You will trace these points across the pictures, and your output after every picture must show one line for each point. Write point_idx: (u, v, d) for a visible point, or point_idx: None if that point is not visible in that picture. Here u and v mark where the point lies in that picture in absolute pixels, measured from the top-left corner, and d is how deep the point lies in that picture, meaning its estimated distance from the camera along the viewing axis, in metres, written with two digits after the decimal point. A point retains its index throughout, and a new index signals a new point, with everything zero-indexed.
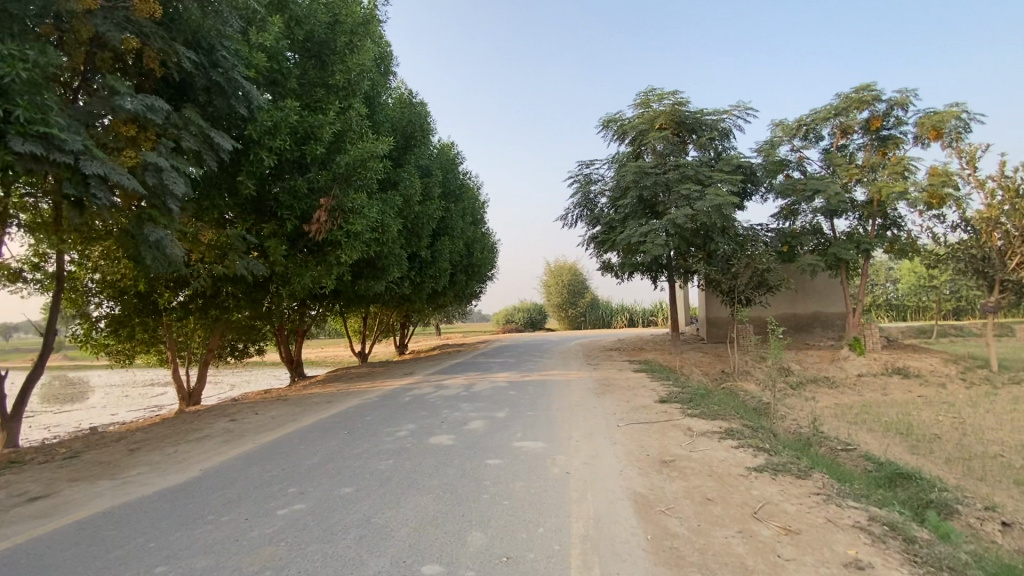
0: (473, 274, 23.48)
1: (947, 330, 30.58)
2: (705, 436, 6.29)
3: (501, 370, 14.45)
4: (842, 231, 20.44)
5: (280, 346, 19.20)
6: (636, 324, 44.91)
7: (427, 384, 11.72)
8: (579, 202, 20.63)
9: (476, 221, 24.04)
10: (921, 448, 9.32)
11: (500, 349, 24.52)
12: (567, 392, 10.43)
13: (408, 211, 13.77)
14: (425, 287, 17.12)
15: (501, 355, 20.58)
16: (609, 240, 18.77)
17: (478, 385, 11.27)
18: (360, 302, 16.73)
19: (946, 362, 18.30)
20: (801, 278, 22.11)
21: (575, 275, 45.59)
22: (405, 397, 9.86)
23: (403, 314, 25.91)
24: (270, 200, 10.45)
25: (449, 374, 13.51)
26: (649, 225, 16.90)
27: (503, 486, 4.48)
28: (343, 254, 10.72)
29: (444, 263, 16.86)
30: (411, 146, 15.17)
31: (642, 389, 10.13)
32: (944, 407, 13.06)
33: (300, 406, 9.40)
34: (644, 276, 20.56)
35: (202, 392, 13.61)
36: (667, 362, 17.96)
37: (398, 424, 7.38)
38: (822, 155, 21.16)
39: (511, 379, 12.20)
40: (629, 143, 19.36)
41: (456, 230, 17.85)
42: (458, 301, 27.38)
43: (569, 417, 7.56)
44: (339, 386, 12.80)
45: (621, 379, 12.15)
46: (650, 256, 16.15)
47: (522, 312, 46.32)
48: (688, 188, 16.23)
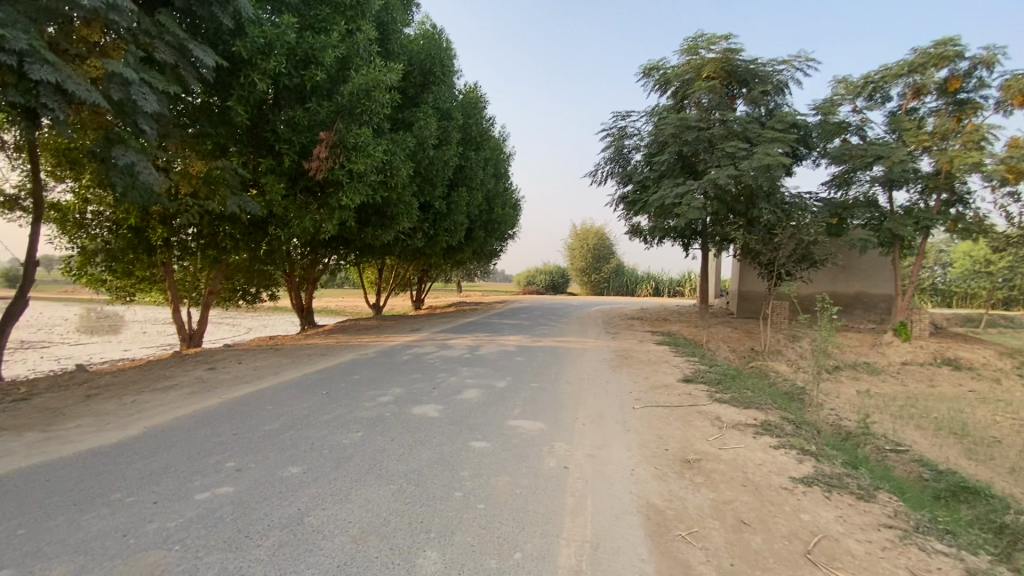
0: (493, 231, 22.46)
1: (999, 321, 28.30)
2: (737, 429, 5.30)
3: (513, 333, 13.57)
4: (901, 204, 18.44)
5: (291, 294, 18.67)
6: (661, 294, 43.43)
7: (431, 342, 10.94)
8: (610, 157, 19.14)
9: (499, 175, 22.77)
10: (981, 452, 8.13)
11: (517, 310, 23.66)
12: (579, 361, 9.50)
13: (422, 155, 12.69)
14: (440, 240, 16.20)
15: (516, 316, 19.72)
16: (641, 200, 17.37)
17: (484, 348, 10.43)
18: (371, 252, 15.95)
19: (1002, 355, 16.64)
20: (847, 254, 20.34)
21: (601, 239, 44.00)
22: (403, 355, 9.09)
23: (420, 268, 25.16)
24: (267, 131, 9.56)
25: (456, 333, 12.71)
26: (685, 185, 15.40)
27: (482, 480, 3.61)
28: (344, 195, 9.80)
29: (461, 215, 15.83)
30: (431, 84, 13.90)
31: (664, 365, 9.12)
32: (1002, 405, 11.68)
33: (290, 358, 8.73)
34: (675, 242, 19.16)
35: (203, 334, 13.30)
36: (692, 335, 16.83)
37: (385, 386, 6.59)
38: (886, 119, 18.90)
39: (520, 343, 11.32)
40: (671, 94, 17.62)
41: (475, 181, 16.72)
42: (476, 259, 26.40)
43: (577, 393, 6.64)
44: (341, 338, 12.16)
45: (641, 351, 11.12)
46: (685, 219, 14.75)
47: (544, 275, 45.26)
48: (734, 146, 14.61)
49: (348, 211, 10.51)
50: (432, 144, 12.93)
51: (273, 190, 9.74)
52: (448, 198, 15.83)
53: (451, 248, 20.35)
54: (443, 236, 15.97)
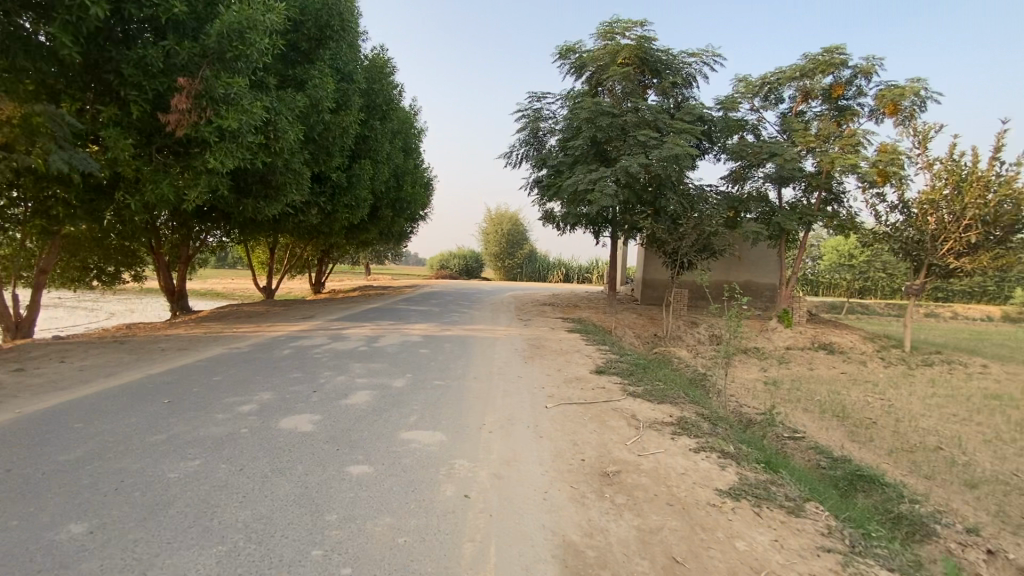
0: (401, 211, 21.00)
1: (857, 307, 32.07)
2: (654, 429, 4.90)
3: (419, 320, 12.58)
4: (789, 200, 19.82)
5: (158, 275, 15.96)
6: (572, 280, 44.31)
7: (323, 331, 9.67)
8: (525, 139, 18.55)
9: (408, 151, 21.30)
10: (861, 434, 8.68)
11: (426, 295, 22.54)
12: (489, 351, 8.81)
13: (315, 119, 11.14)
14: (338, 218, 14.64)
15: (424, 302, 18.62)
16: (555, 185, 17.01)
17: (385, 338, 9.40)
18: (256, 228, 14.01)
19: (865, 340, 18.63)
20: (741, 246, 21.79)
21: (515, 224, 43.77)
22: (285, 348, 7.84)
23: (320, 248, 23.09)
24: (109, 72, 7.65)
25: (355, 320, 11.47)
26: (599, 171, 15.20)
27: (356, 525, 2.76)
28: (212, 158, 8.17)
29: (363, 191, 14.37)
30: (328, 39, 12.27)
31: (577, 355, 8.71)
32: (869, 386, 12.87)
33: (137, 353, 7.13)
34: (587, 229, 19.14)
35: (34, 323, 10.59)
36: (601, 322, 16.90)
37: (254, 389, 5.42)
38: (779, 119, 20.17)
39: (425, 332, 10.41)
40: (587, 78, 17.33)
41: (380, 154, 15.29)
42: (382, 240, 24.72)
43: (484, 391, 5.92)
44: (214, 327, 10.43)
45: (553, 340, 10.68)
46: (597, 206, 14.53)
47: (457, 259, 44.20)
48: (647, 134, 14.56)
49: (220, 177, 8.87)
50: (327, 106, 11.40)
51: (118, 146, 7.88)
52: (348, 170, 14.27)
53: (353, 227, 18.67)
54: (343, 213, 14.43)
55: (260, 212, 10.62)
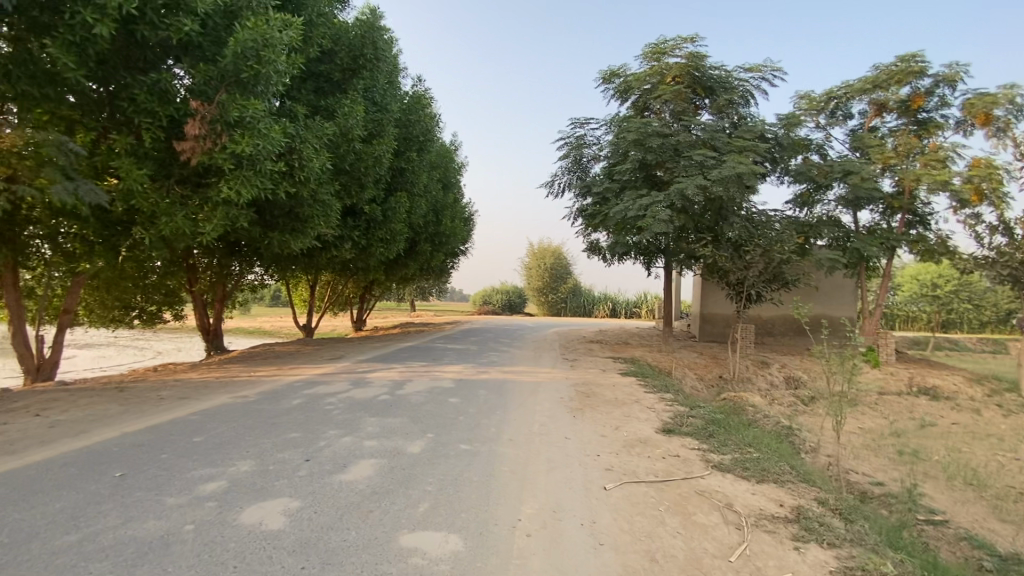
0: (440, 245, 20.28)
1: (945, 343, 28.44)
2: (763, 528, 3.44)
3: (455, 361, 11.45)
4: (864, 224, 17.72)
5: (195, 313, 15.68)
6: (619, 315, 42.41)
7: (345, 375, 8.69)
8: (568, 167, 17.61)
9: (447, 185, 20.77)
10: (1017, 514, 6.65)
11: (466, 332, 21.52)
12: (530, 400, 7.50)
13: (345, 147, 10.58)
14: (375, 253, 13.95)
15: (462, 340, 17.54)
16: (601, 213, 15.79)
17: (412, 382, 8.28)
18: (290, 263, 13.49)
19: (972, 382, 15.93)
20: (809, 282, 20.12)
21: (559, 258, 42.69)
22: (296, 398, 6.83)
23: (360, 285, 22.68)
24: (124, 100, 7.27)
25: (384, 362, 10.46)
26: (649, 196, 13.89)
27: None
28: (225, 186, 7.55)
29: (399, 224, 13.66)
30: (362, 69, 11.87)
31: (636, 406, 7.26)
32: (996, 442, 10.53)
33: (131, 402, 6.29)
34: (637, 260, 17.69)
35: (56, 364, 10.33)
36: (656, 363, 15.24)
37: (235, 455, 4.35)
38: (849, 136, 18.34)
39: (459, 376, 9.25)
40: (633, 102, 16.32)
41: (417, 187, 14.66)
42: (421, 276, 24.11)
43: (522, 459, 4.62)
44: (234, 370, 9.65)
45: (605, 384, 9.25)
46: (649, 234, 13.17)
47: (500, 295, 43.38)
48: (702, 154, 13.21)
49: (239, 209, 8.26)
50: (359, 135, 10.84)
51: (133, 176, 7.40)
52: (383, 203, 13.66)
53: (391, 262, 18.05)
54: (380, 248, 13.72)
55: (287, 247, 9.99)
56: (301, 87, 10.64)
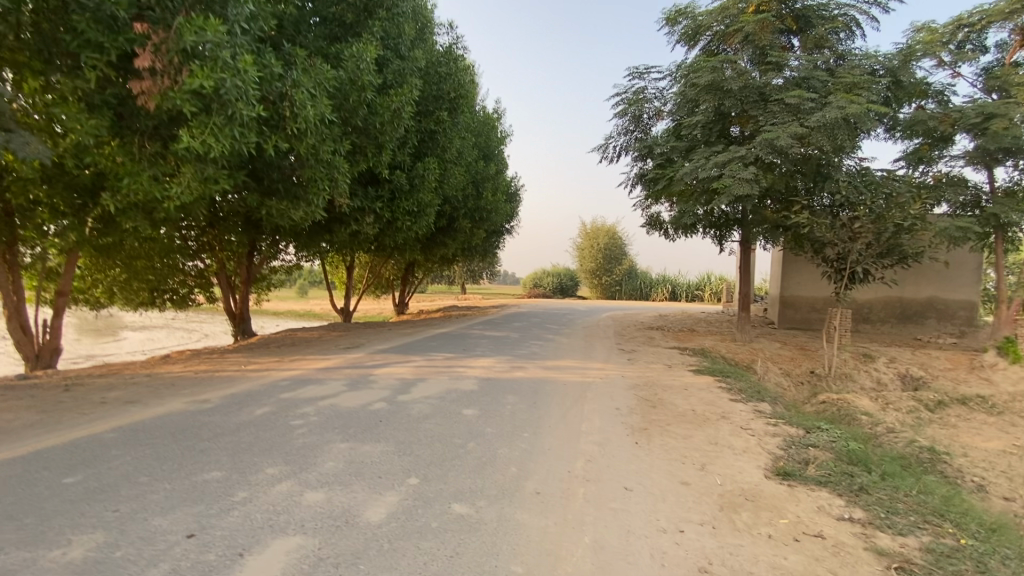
0: (481, 221, 18.38)
1: None
2: None
3: (488, 351, 9.67)
4: (1001, 184, 14.17)
5: (222, 297, 14.73)
6: (679, 298, 39.31)
7: (349, 371, 7.11)
8: (626, 127, 15.21)
9: (487, 156, 18.81)
10: None
11: (510, 317, 19.73)
12: (575, 410, 5.56)
13: (358, 99, 8.90)
14: (402, 228, 12.29)
15: (504, 325, 15.76)
16: (665, 177, 13.37)
17: (425, 380, 6.55)
18: (309, 236, 12.14)
19: None
20: (927, 266, 17.31)
21: (613, 238, 39.97)
22: (268, 404, 5.25)
23: (400, 265, 21.48)
24: (63, 29, 5.81)
25: (403, 353, 8.86)
26: (728, 151, 11.33)
27: None
28: (184, 134, 5.99)
29: (428, 194, 11.87)
30: (378, 7, 10.08)
31: (726, 427, 5.16)
32: None
33: (59, 410, 4.94)
34: (708, 232, 15.15)
35: (57, 349, 9.49)
36: (732, 356, 12.84)
37: (88, 521, 2.73)
38: (981, 75, 14.72)
39: (488, 373, 7.43)
40: (703, 45, 13.64)
41: (450, 152, 12.84)
42: (464, 257, 22.51)
43: (551, 543, 2.73)
44: (232, 361, 8.35)
45: (676, 387, 7.15)
46: (728, 198, 10.66)
47: (552, 277, 41.34)
48: (799, 95, 10.43)
49: (217, 167, 6.75)
50: (373, 84, 9.10)
51: (84, 127, 6.04)
52: (409, 170, 11.91)
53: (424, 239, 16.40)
54: (407, 223, 12.05)
55: (288, 217, 8.51)
56: (305, 30, 9.02)
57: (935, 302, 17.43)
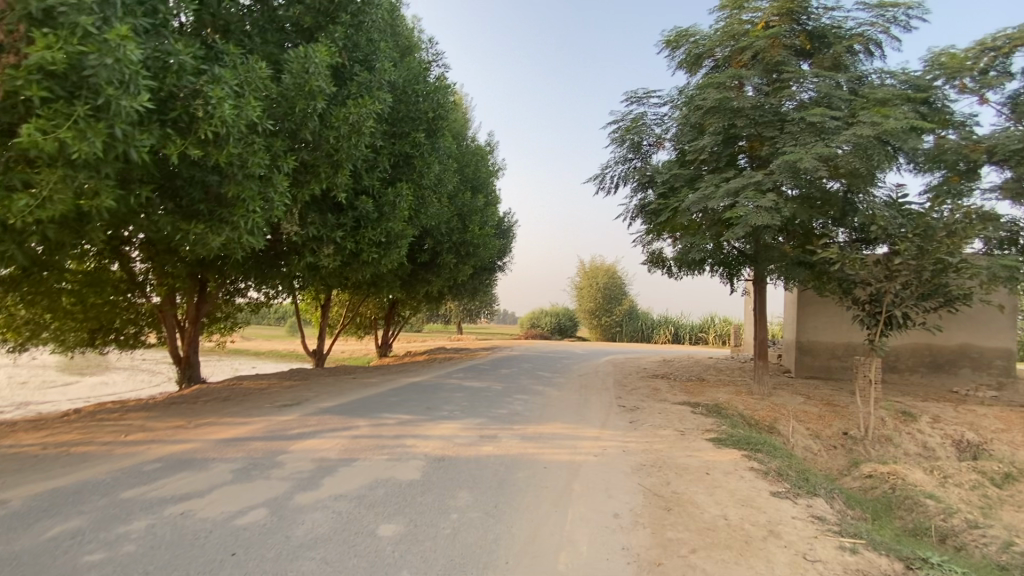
0: (468, 257, 16.63)
1: None
2: None
3: (456, 410, 7.86)
4: None
5: (168, 339, 12.95)
6: (682, 340, 37.45)
7: (256, 446, 5.33)
8: (625, 155, 13.86)
9: (476, 187, 17.39)
10: None
11: (500, 362, 17.91)
12: (552, 522, 3.77)
13: (307, 107, 7.48)
14: (369, 263, 10.65)
15: (490, 372, 13.95)
16: (668, 208, 11.93)
17: (352, 464, 4.78)
18: (262, 271, 10.55)
19: None
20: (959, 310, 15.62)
21: (613, 277, 38.50)
22: (87, 516, 3.51)
23: (382, 304, 19.87)
24: None
25: (348, 415, 7.06)
26: (741, 177, 9.91)
27: None
28: (32, 128, 4.54)
29: (399, 223, 10.26)
30: (341, 12, 8.84)
31: (780, 559, 3.35)
32: None
33: None
34: (718, 269, 13.57)
35: None
36: (751, 414, 10.99)
37: None
38: (1009, 102, 13.42)
39: (444, 446, 5.63)
40: (707, 71, 12.42)
41: (428, 178, 11.35)
42: (450, 295, 20.84)
43: None
44: (129, 424, 6.59)
45: (693, 471, 5.34)
46: (743, 229, 9.12)
47: (550, 317, 39.65)
48: (821, 113, 9.06)
49: (95, 175, 5.28)
50: (326, 92, 7.70)
51: None
52: (379, 196, 10.39)
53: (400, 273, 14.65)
54: (375, 257, 10.38)
55: (207, 244, 6.95)
56: (250, 34, 7.78)
57: (970, 350, 15.69)
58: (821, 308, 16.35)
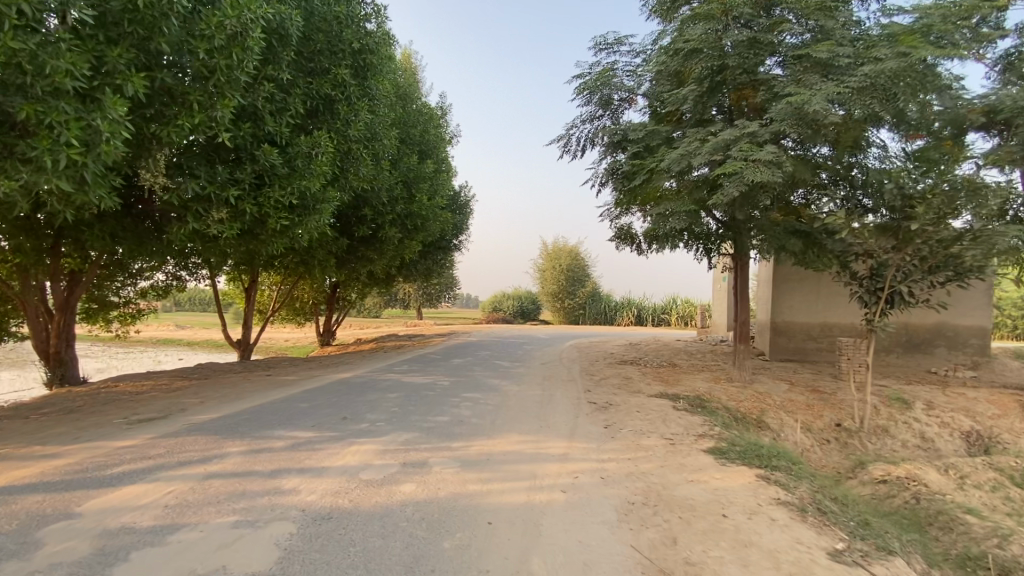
0: (415, 231, 14.48)
1: None
2: None
3: (380, 418, 6.00)
4: None
5: (31, 330, 10.40)
6: (645, 322, 36.69)
7: (29, 504, 3.34)
8: (592, 113, 12.05)
9: (423, 152, 15.22)
10: None
11: (455, 350, 16.06)
12: None
13: (158, 1, 5.30)
14: (279, 232, 8.53)
15: (440, 363, 12.08)
16: (642, 168, 10.26)
17: (172, 540, 2.91)
18: (136, 241, 8.24)
19: None
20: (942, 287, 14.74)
21: (576, 258, 37.07)
22: None
23: (320, 287, 17.54)
24: None
25: (221, 436, 5.07)
26: (732, 128, 8.30)
27: None
28: None
29: (316, 181, 8.17)
30: None
31: None
32: None
33: None
34: (696, 242, 12.07)
35: None
36: (736, 406, 9.62)
37: None
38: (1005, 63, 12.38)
39: (341, 487, 3.78)
40: (688, 11, 10.66)
41: (356, 127, 9.22)
42: (398, 276, 18.68)
43: None
44: None
45: (704, 514, 3.70)
46: (737, 187, 7.48)
47: (511, 300, 37.91)
48: (829, 46, 7.52)
49: None
50: None
51: None
52: (288, 146, 8.20)
53: (329, 241, 12.48)
54: (285, 224, 8.28)
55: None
56: None
57: (944, 328, 15.01)
58: (797, 287, 15.30)
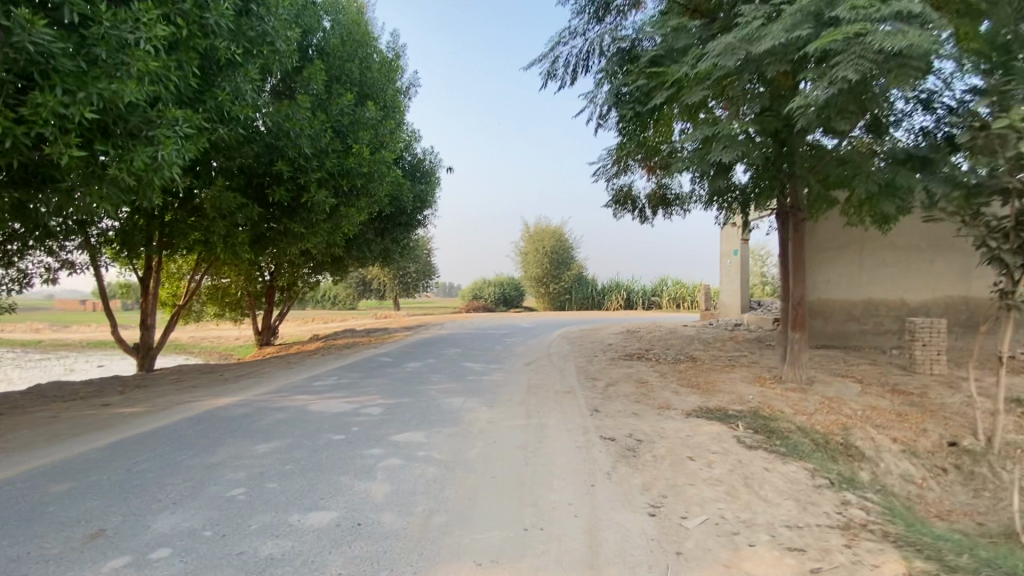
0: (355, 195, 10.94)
1: None
2: None
3: (177, 533, 2.78)
4: None
5: None
6: (635, 306, 33.95)
7: None
8: (584, 23, 8.78)
9: (364, 96, 11.71)
10: None
11: (416, 348, 12.78)
12: None
13: None
14: (87, 174, 5.20)
15: (386, 371, 8.84)
16: (662, 80, 7.05)
17: None
18: None
19: None
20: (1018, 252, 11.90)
21: (561, 239, 33.82)
22: None
23: (247, 274, 14.08)
24: None
25: None
26: None
27: None
28: None
29: (134, 85, 4.81)
30: None
31: None
32: None
33: None
34: (726, 194, 9.00)
35: None
36: (809, 423, 6.61)
37: None
38: None
39: None
40: None
41: (219, 13, 5.80)
42: (346, 258, 15.19)
43: None
44: None
45: None
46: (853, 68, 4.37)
47: (492, 287, 34.68)
48: None
49: None
50: None
51: None
52: (83, 25, 4.79)
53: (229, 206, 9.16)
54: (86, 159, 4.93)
55: None
56: None
57: None
58: (837, 256, 12.46)
